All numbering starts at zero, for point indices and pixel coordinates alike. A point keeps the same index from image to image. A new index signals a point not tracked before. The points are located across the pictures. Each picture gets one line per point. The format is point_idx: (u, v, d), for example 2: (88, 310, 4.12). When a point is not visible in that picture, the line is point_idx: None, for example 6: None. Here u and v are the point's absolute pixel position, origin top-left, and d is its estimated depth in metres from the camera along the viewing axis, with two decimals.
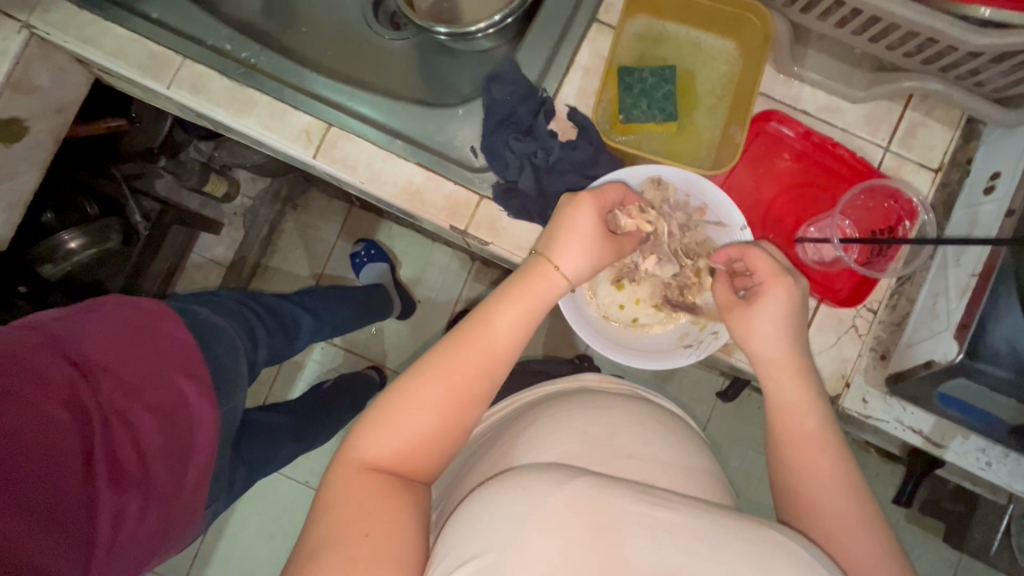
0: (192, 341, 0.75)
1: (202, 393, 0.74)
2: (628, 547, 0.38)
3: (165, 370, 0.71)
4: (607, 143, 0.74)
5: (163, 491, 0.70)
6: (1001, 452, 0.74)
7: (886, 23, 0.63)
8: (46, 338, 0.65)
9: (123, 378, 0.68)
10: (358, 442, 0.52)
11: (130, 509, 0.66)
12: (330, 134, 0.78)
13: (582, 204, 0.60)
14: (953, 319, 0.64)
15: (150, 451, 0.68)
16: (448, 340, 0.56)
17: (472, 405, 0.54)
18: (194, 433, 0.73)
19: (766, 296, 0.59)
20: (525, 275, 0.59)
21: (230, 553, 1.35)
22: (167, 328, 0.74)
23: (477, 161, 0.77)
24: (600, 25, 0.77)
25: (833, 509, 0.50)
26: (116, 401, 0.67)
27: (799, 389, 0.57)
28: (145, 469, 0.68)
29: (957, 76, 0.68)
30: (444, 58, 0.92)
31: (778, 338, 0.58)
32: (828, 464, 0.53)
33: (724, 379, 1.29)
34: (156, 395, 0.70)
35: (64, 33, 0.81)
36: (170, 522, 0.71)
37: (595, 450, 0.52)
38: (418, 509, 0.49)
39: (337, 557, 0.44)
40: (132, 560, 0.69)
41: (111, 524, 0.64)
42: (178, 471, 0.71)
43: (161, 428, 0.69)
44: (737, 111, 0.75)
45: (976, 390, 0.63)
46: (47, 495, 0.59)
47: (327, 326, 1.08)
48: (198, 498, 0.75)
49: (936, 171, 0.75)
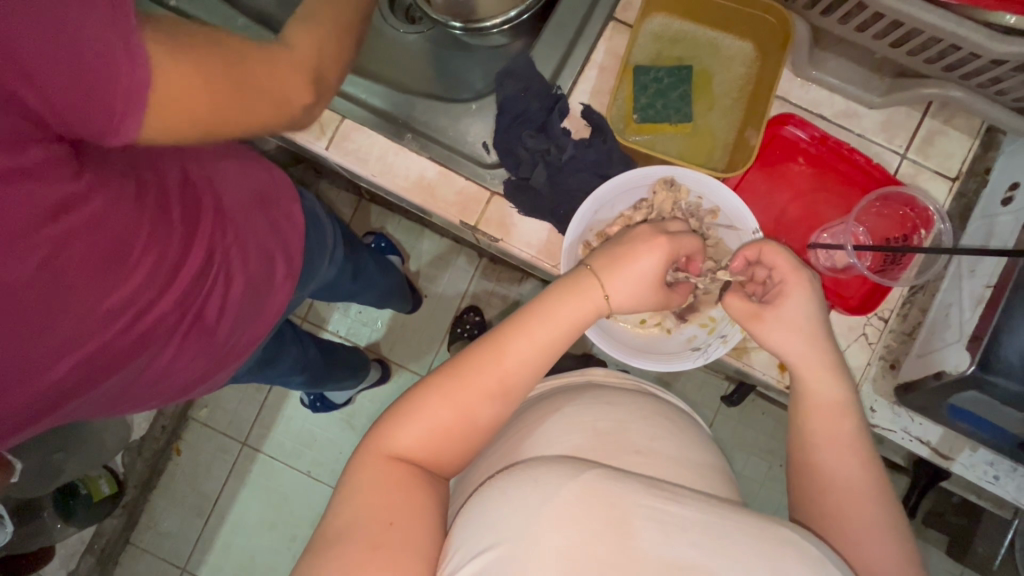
0: (303, 229, 0.72)
1: (288, 281, 0.71)
2: (641, 543, 0.38)
3: (269, 239, 0.67)
4: (621, 142, 0.73)
5: (218, 351, 0.65)
6: (1009, 466, 0.73)
7: (909, 28, 0.62)
8: (192, 166, 0.60)
9: (238, 234, 0.63)
10: (385, 431, 0.51)
11: (184, 356, 0.61)
12: (343, 125, 0.78)
13: (655, 248, 0.58)
14: (966, 330, 0.63)
15: (229, 312, 0.64)
16: (486, 347, 0.54)
17: (483, 416, 0.53)
18: (265, 309, 0.70)
19: (788, 298, 0.58)
20: (574, 293, 0.57)
21: (231, 540, 1.35)
22: (287, 207, 0.70)
23: (488, 157, 0.79)
24: (616, 23, 0.76)
25: (859, 516, 0.50)
26: (229, 249, 0.62)
27: (835, 386, 0.55)
28: (218, 323, 0.63)
29: (978, 85, 0.67)
30: (459, 53, 0.92)
31: (808, 337, 0.57)
32: (859, 471, 0.52)
33: (729, 383, 1.29)
34: (256, 263, 0.66)
35: None
36: (197, 380, 0.67)
37: (606, 445, 0.52)
38: (436, 497, 0.50)
39: (362, 542, 0.44)
40: (149, 398, 0.64)
41: (167, 359, 0.60)
42: (237, 336, 0.67)
43: (245, 295, 0.65)
44: (752, 114, 0.75)
45: (987, 402, 0.62)
46: (144, 316, 0.54)
47: (376, 287, 1.04)
48: (231, 368, 0.71)
49: (953, 180, 0.74)
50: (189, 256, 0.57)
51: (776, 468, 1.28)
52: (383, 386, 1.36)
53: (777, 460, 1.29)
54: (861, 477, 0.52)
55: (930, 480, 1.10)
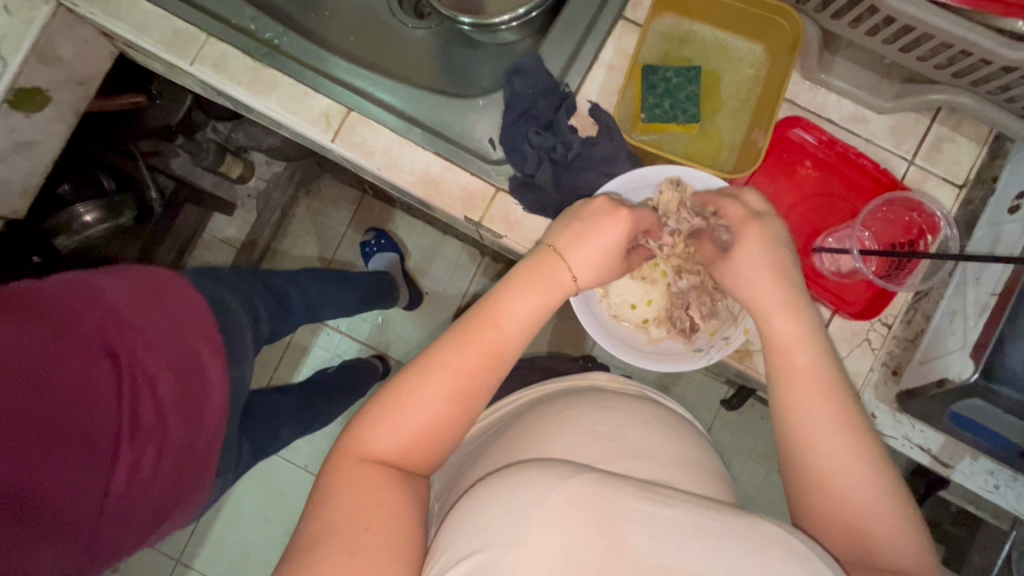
0: (205, 305, 0.74)
1: (216, 357, 0.74)
2: (629, 546, 0.38)
3: (182, 331, 0.71)
4: (628, 140, 0.74)
5: (175, 451, 0.69)
6: (1009, 476, 0.73)
7: (920, 33, 0.62)
8: (76, 293, 0.65)
9: (144, 336, 0.68)
10: (358, 434, 0.52)
11: (143, 465, 0.65)
12: (349, 119, 0.78)
13: (617, 215, 0.59)
14: (970, 338, 0.63)
15: (165, 408, 0.68)
16: (453, 338, 0.55)
17: (473, 407, 0.54)
18: (206, 391, 0.73)
19: (742, 239, 0.59)
20: (538, 270, 0.58)
21: (226, 532, 1.35)
22: (182, 292, 0.73)
23: (494, 153, 0.76)
24: (626, 22, 0.77)
25: (829, 445, 0.50)
26: (136, 353, 0.66)
27: (791, 323, 0.56)
28: (160, 424, 0.67)
29: (987, 92, 0.67)
30: (466, 49, 0.92)
31: (766, 274, 0.58)
32: (826, 399, 0.51)
33: (729, 387, 1.29)
34: (173, 353, 0.69)
35: (91, 6, 0.81)
36: (177, 483, 0.70)
37: (604, 449, 0.51)
38: (416, 497, 0.50)
39: (338, 546, 0.44)
40: (139, 524, 0.66)
41: (125, 477, 0.64)
42: (191, 430, 0.71)
43: (176, 385, 0.69)
44: (760, 116, 0.74)
45: (990, 411, 0.62)
46: (67, 442, 0.59)
47: (322, 306, 1.05)
48: (209, 461, 0.75)
49: (960, 187, 0.73)
50: (95, 374, 0.62)
51: (773, 473, 1.28)
52: (382, 383, 1.36)
53: (775, 465, 1.28)
54: (829, 408, 0.51)
55: (929, 490, 1.10)
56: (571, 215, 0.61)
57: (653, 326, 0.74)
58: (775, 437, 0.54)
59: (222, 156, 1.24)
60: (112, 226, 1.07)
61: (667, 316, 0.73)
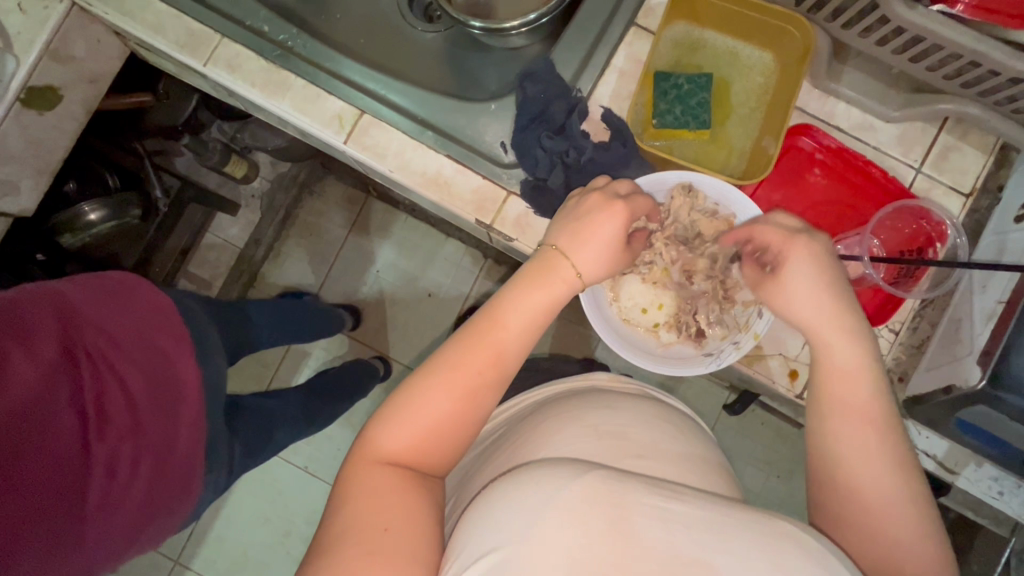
0: (167, 305, 0.77)
1: (183, 353, 0.77)
2: (642, 539, 0.38)
3: (146, 331, 0.74)
4: (640, 146, 0.74)
5: (153, 446, 0.73)
6: (1013, 482, 0.74)
7: (929, 44, 0.63)
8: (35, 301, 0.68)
9: (107, 339, 0.71)
10: (371, 437, 0.52)
11: (119, 461, 0.70)
12: (362, 121, 0.78)
13: (612, 211, 0.60)
14: (978, 344, 0.63)
15: (136, 406, 0.71)
16: (462, 340, 0.55)
17: (482, 405, 0.54)
18: (179, 386, 0.76)
19: (791, 266, 0.59)
20: (543, 274, 0.59)
21: (226, 533, 1.35)
22: (143, 294, 0.76)
23: (506, 156, 0.77)
24: (637, 29, 0.77)
25: (875, 481, 0.50)
26: (101, 356, 0.70)
27: (854, 353, 0.55)
28: (132, 422, 0.71)
29: (994, 102, 0.68)
30: (477, 53, 0.92)
31: (824, 301, 0.57)
32: (879, 433, 0.52)
33: (731, 392, 1.29)
34: (140, 353, 0.73)
35: (106, 5, 0.82)
36: (160, 477, 0.74)
37: (612, 447, 0.52)
38: (432, 498, 0.50)
39: (358, 548, 0.44)
40: (125, 519, 0.71)
41: (104, 475, 0.68)
42: (167, 425, 0.75)
43: (145, 384, 0.72)
44: (771, 123, 0.75)
45: (996, 418, 0.62)
46: (39, 444, 0.63)
47: (275, 327, 1.11)
48: (192, 454, 0.78)
49: (967, 196, 0.74)
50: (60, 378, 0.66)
51: (774, 478, 1.28)
52: (384, 384, 1.37)
53: (776, 470, 1.29)
54: (880, 443, 0.51)
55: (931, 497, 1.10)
56: (570, 213, 0.62)
57: (661, 330, 0.73)
58: (814, 459, 0.55)
59: (228, 155, 1.24)
60: (116, 224, 1.06)
61: (677, 321, 0.73)
